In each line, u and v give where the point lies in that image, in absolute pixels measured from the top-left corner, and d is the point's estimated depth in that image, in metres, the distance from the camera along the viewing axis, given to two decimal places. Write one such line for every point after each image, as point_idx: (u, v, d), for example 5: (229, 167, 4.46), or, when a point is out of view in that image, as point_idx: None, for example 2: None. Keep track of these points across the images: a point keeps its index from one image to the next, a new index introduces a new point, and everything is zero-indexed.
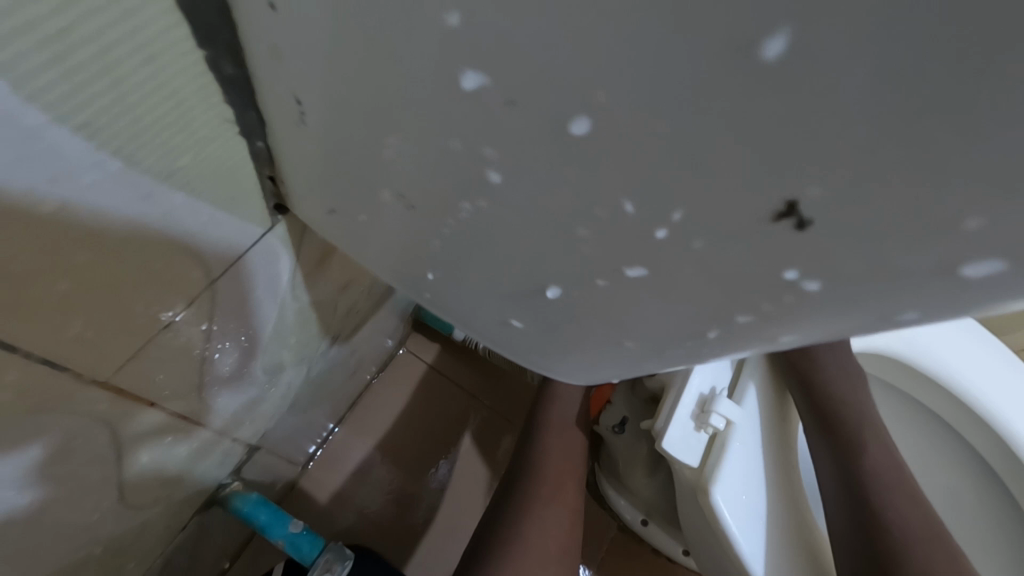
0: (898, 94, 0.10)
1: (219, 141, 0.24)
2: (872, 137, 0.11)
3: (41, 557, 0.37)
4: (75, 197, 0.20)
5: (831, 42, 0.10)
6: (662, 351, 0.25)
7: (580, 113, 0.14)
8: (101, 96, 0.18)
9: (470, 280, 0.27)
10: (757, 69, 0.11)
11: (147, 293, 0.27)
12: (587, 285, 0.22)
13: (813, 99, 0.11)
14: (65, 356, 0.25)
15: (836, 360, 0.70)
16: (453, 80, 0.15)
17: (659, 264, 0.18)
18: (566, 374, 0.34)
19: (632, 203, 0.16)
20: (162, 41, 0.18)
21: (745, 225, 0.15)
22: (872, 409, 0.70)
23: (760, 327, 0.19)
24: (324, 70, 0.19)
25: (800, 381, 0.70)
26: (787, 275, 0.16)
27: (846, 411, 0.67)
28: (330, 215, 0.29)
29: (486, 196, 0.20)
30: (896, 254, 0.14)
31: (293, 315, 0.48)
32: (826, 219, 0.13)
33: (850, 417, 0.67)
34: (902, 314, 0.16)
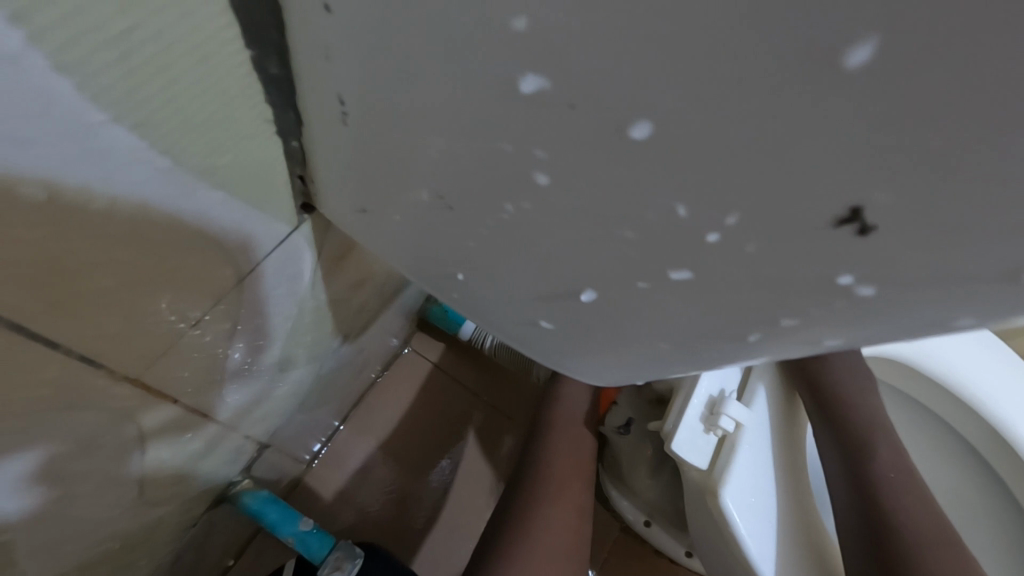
0: (984, 105, 0.10)
1: (258, 140, 0.24)
2: (949, 147, 0.11)
3: (63, 552, 0.37)
4: (124, 195, 0.20)
5: (919, 51, 0.10)
6: (693, 353, 0.25)
7: (641, 118, 0.14)
8: (157, 96, 0.18)
9: (502, 280, 0.27)
10: (839, 78, 0.11)
11: (181, 291, 0.27)
12: (627, 287, 0.22)
13: (891, 108, 0.11)
14: (100, 352, 0.25)
15: (845, 363, 0.70)
16: (510, 83, 0.15)
17: (707, 267, 0.18)
18: (590, 373, 0.34)
19: (686, 206, 0.16)
20: (216, 41, 0.18)
21: (802, 230, 0.15)
22: (881, 412, 0.70)
23: (803, 330, 0.19)
24: (372, 72, 0.19)
25: (808, 384, 0.71)
26: (842, 280, 0.16)
27: (855, 414, 0.68)
28: (362, 213, 0.30)
29: (531, 197, 0.20)
30: (960, 259, 0.14)
31: (310, 313, 0.48)
32: (890, 224, 0.14)
33: (858, 419, 0.67)
34: (955, 319, 0.16)
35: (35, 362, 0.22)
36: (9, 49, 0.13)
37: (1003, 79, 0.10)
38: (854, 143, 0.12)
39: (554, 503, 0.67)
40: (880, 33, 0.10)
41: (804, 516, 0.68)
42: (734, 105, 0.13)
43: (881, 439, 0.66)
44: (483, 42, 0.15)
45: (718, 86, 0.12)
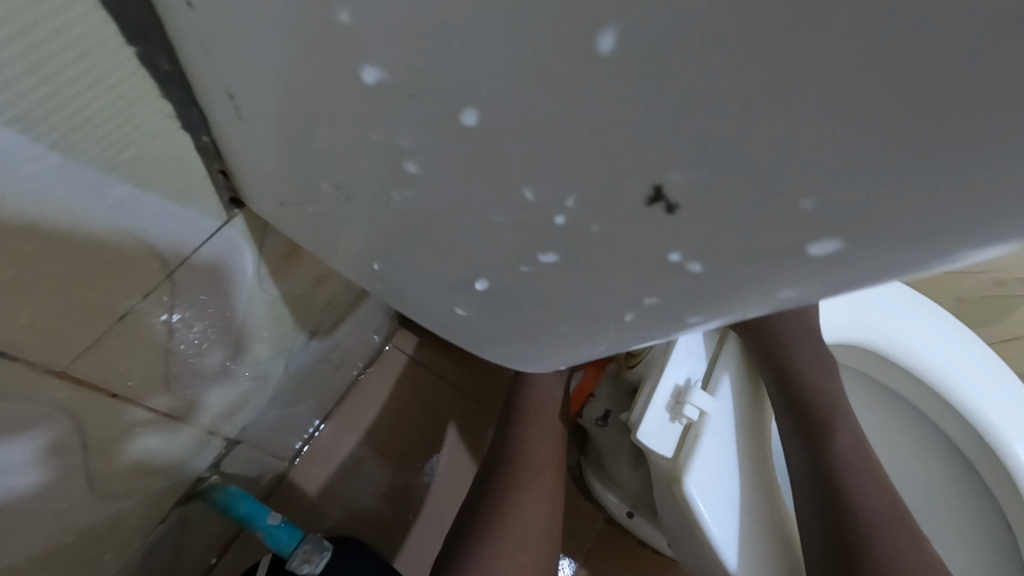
0: (723, 79, 0.11)
1: (163, 136, 0.25)
2: (706, 120, 0.12)
3: (12, 545, 0.37)
4: (14, 189, 0.20)
5: (651, 34, 0.11)
6: (593, 335, 0.26)
7: (467, 105, 0.15)
8: (34, 90, 0.18)
9: (413, 270, 0.28)
10: (601, 63, 0.12)
11: (102, 282, 0.28)
12: (512, 271, 0.22)
13: (654, 83, 0.12)
14: (16, 343, 0.26)
15: (808, 349, 0.70)
16: (355, 73, 0.16)
17: (566, 248, 0.19)
18: (524, 362, 0.35)
19: (530, 189, 0.17)
20: (91, 37, 0.19)
21: (626, 211, 0.16)
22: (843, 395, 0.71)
23: (667, 309, 0.20)
24: (247, 65, 0.19)
25: (772, 372, 0.71)
26: (672, 257, 0.17)
27: (815, 399, 0.69)
28: (282, 208, 0.30)
29: (409, 185, 0.21)
30: (760, 232, 0.15)
31: (265, 308, 0.49)
32: (689, 203, 0.15)
33: (819, 405, 0.68)
34: (780, 293, 0.17)
35: None
36: None
37: (725, 53, 0.11)
38: (638, 124, 0.13)
39: (521, 493, 0.68)
40: (616, 19, 0.11)
41: (768, 502, 0.69)
42: (534, 89, 0.14)
43: (840, 424, 0.67)
44: (321, 32, 0.16)
45: (516, 71, 0.13)
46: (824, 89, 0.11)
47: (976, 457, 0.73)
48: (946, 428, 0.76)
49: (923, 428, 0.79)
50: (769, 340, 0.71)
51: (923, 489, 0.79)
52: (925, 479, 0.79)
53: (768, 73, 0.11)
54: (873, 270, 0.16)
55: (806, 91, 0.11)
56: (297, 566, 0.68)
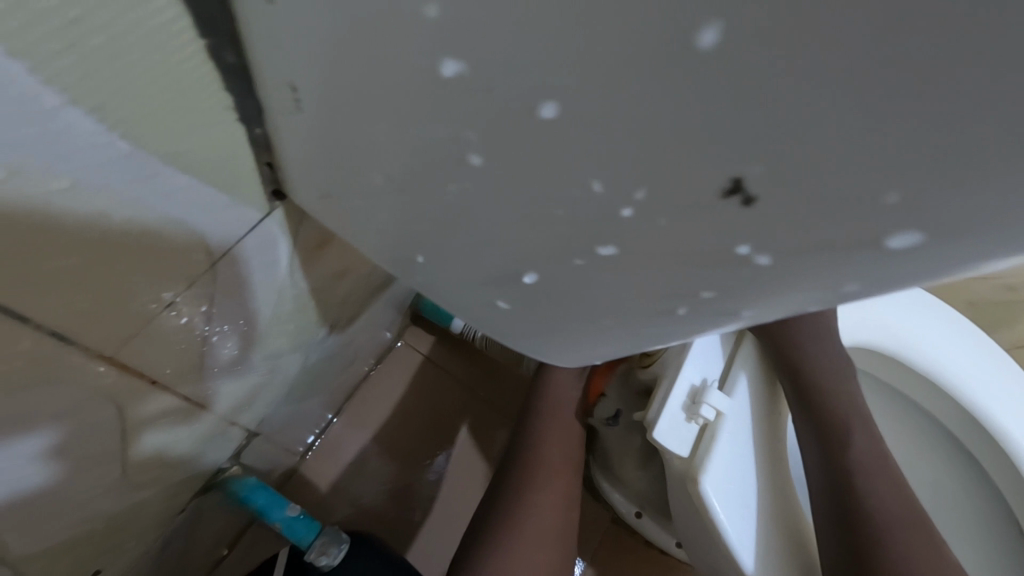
0: (821, 79, 0.11)
1: (220, 127, 0.25)
2: (797, 119, 0.12)
3: (48, 529, 0.38)
4: (85, 176, 0.21)
5: (754, 34, 0.11)
6: (636, 329, 0.26)
7: (547, 98, 0.15)
8: (109, 79, 0.19)
9: (457, 263, 0.28)
10: (697, 59, 0.12)
11: (154, 271, 0.28)
12: (564, 264, 0.23)
13: (749, 81, 0.12)
14: (73, 329, 0.26)
15: (827, 351, 0.70)
16: (434, 67, 0.17)
17: (626, 241, 0.19)
18: (554, 356, 0.36)
19: (600, 182, 0.17)
20: (165, 28, 0.19)
21: (699, 204, 0.16)
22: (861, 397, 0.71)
23: (722, 303, 0.20)
24: (315, 57, 0.20)
25: (788, 373, 0.71)
26: (740, 250, 0.17)
27: (832, 401, 0.68)
28: (323, 199, 0.31)
29: (469, 178, 0.21)
30: (834, 228, 0.15)
31: (291, 300, 0.49)
32: (768, 197, 0.15)
33: (836, 407, 0.68)
34: (844, 287, 0.18)
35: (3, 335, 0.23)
36: None
37: (830, 54, 0.11)
38: (725, 120, 0.13)
39: (538, 489, 0.68)
40: (719, 17, 0.11)
41: (782, 503, 0.69)
42: (621, 83, 0.14)
43: (857, 425, 0.67)
44: (402, 25, 0.16)
45: (606, 65, 0.13)
46: (929, 92, 0.11)
47: (989, 461, 0.73)
48: (956, 432, 0.76)
49: (935, 431, 0.79)
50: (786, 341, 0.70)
51: (934, 492, 0.79)
52: (935, 482, 0.79)
53: (869, 75, 0.11)
54: (943, 268, 0.16)
55: (909, 94, 0.11)
56: (315, 558, 0.69)
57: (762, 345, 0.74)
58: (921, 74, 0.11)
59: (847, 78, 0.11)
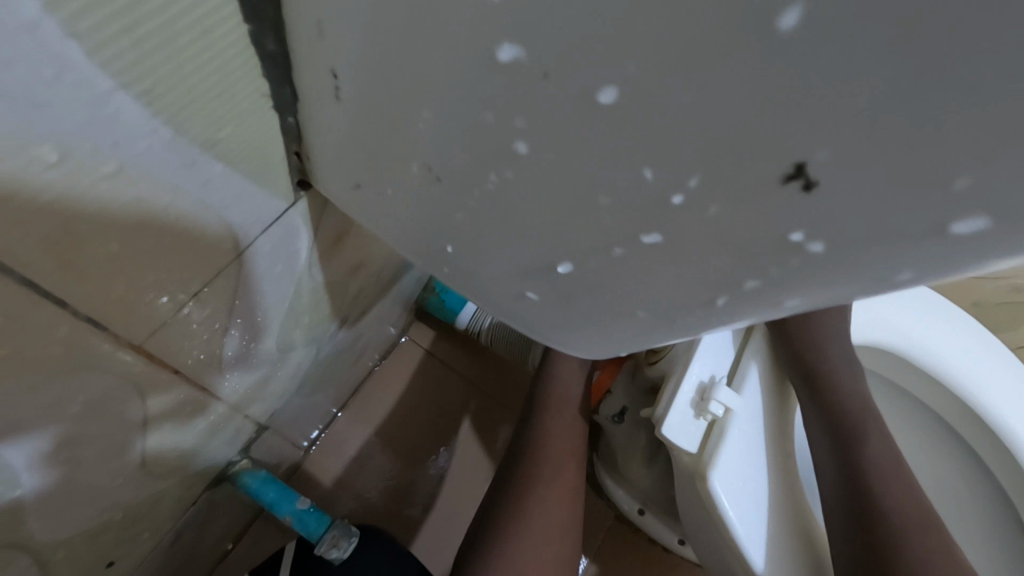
0: (902, 65, 0.11)
1: (256, 115, 0.25)
2: (871, 104, 0.12)
3: (71, 517, 0.38)
4: (131, 162, 0.21)
5: (838, 16, 0.11)
6: (669, 320, 0.26)
7: (608, 84, 0.15)
8: (162, 65, 0.19)
9: (489, 254, 0.29)
10: (775, 42, 0.12)
11: (186, 261, 0.28)
12: (603, 254, 0.23)
13: (827, 66, 0.12)
14: (106, 315, 0.26)
15: (840, 353, 0.70)
16: (490, 53, 0.17)
17: (672, 229, 0.19)
18: (576, 348, 0.36)
19: (652, 169, 0.17)
20: (216, 16, 0.19)
21: (756, 189, 0.16)
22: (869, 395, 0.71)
23: (766, 292, 0.21)
24: (362, 42, 0.20)
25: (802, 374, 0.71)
26: (793, 237, 0.17)
27: (846, 404, 0.69)
28: (354, 189, 0.31)
29: (513, 166, 0.21)
30: (896, 213, 0.15)
31: (308, 294, 0.49)
32: (830, 182, 0.15)
33: (852, 410, 0.68)
34: (897, 275, 0.18)
35: (43, 321, 0.23)
36: (27, 15, 0.15)
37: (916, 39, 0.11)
38: (796, 104, 0.13)
39: (547, 485, 0.68)
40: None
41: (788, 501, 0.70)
42: (689, 69, 0.14)
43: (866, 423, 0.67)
44: (461, 10, 0.16)
45: (676, 50, 0.13)
46: (1016, 79, 0.11)
47: (995, 461, 0.74)
48: (962, 433, 0.76)
49: (941, 431, 0.80)
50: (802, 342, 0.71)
51: (940, 491, 0.80)
52: (940, 481, 0.80)
53: (952, 63, 0.11)
54: (1004, 257, 0.16)
55: (997, 81, 0.11)
56: (326, 551, 0.69)
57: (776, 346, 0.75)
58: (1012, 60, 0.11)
59: (930, 63, 0.11)
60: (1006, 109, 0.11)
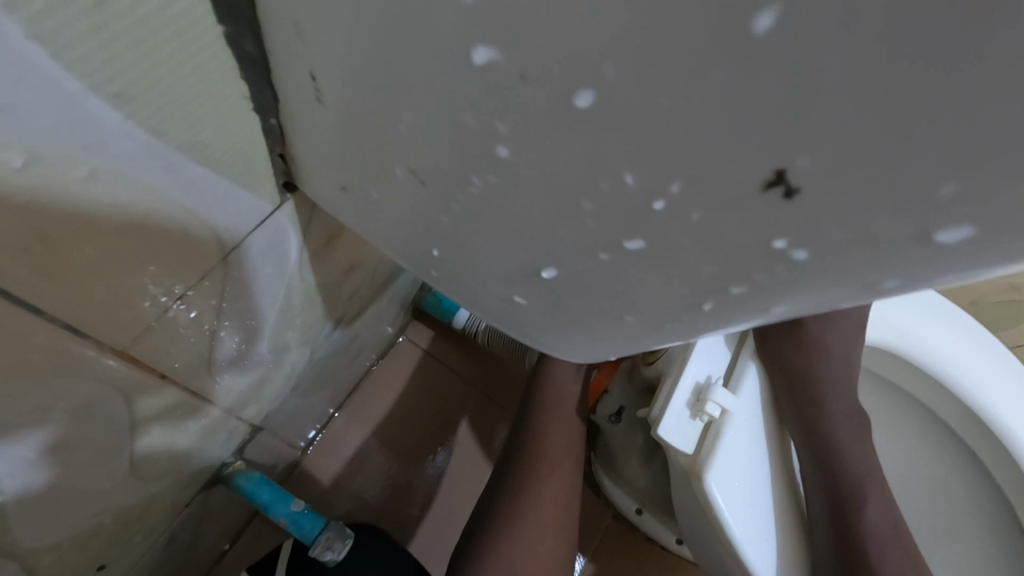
0: (881, 69, 0.11)
1: (236, 117, 0.25)
2: (852, 108, 0.12)
3: (60, 520, 0.38)
4: (103, 166, 0.20)
5: (815, 17, 0.11)
6: (657, 325, 0.26)
7: (584, 87, 0.15)
8: (130, 67, 0.18)
9: (476, 257, 0.28)
10: (750, 45, 0.12)
11: (167, 264, 0.28)
12: (588, 259, 0.23)
13: (806, 70, 0.12)
14: (85, 322, 0.26)
15: (841, 406, 0.69)
16: (465, 54, 0.16)
17: (655, 235, 0.19)
18: (567, 351, 0.36)
19: (632, 174, 0.17)
20: (187, 16, 0.19)
21: (737, 196, 0.16)
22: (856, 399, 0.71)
23: (752, 299, 0.20)
24: (337, 42, 0.19)
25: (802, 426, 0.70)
26: (777, 244, 0.17)
27: (846, 460, 0.67)
28: (339, 192, 0.30)
29: (495, 170, 0.21)
30: (881, 220, 0.15)
31: (301, 295, 0.49)
32: (812, 188, 0.14)
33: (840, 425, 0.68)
34: (885, 283, 0.17)
35: (19, 327, 0.23)
36: None
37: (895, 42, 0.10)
38: (774, 109, 0.13)
39: (541, 487, 0.68)
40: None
41: (782, 502, 0.70)
42: (665, 72, 0.13)
43: (849, 434, 0.68)
44: (435, 11, 0.15)
45: (652, 53, 0.13)
46: (1001, 83, 0.10)
47: (992, 462, 0.73)
48: (960, 433, 0.76)
49: (939, 431, 0.79)
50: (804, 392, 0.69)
51: (935, 491, 0.80)
52: (936, 481, 0.80)
53: (931, 67, 0.11)
54: (993, 265, 0.15)
55: (981, 85, 0.11)
56: (319, 553, 0.69)
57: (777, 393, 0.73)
58: (993, 64, 0.10)
59: (910, 67, 0.11)
60: (990, 114, 0.11)
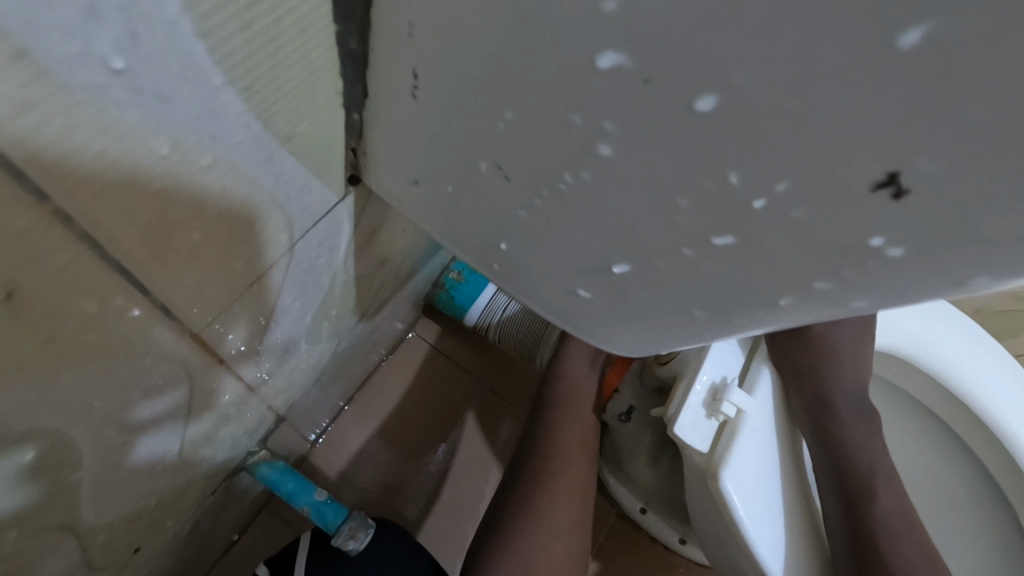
0: (1012, 86, 0.12)
1: (328, 112, 0.25)
2: (982, 121, 0.13)
3: (118, 499, 0.39)
4: (223, 155, 0.22)
5: (964, 37, 0.12)
6: (723, 319, 0.27)
7: (708, 91, 0.16)
8: (263, 62, 0.19)
9: (545, 251, 0.30)
10: (895, 59, 0.13)
11: (250, 252, 0.29)
12: (671, 254, 0.24)
13: (947, 82, 0.13)
14: (176, 304, 0.28)
15: (849, 406, 0.70)
16: (589, 59, 0.17)
17: (747, 230, 0.20)
18: (616, 344, 0.37)
19: (737, 174, 0.18)
20: (313, 15, 0.19)
21: (846, 195, 0.17)
22: (867, 397, 0.72)
23: (834, 294, 0.22)
24: (452, 42, 0.20)
25: (814, 425, 0.71)
26: (874, 242, 0.18)
27: (857, 457, 0.68)
28: (411, 185, 0.31)
29: (591, 166, 0.22)
30: (988, 221, 0.16)
31: (339, 288, 0.50)
32: (923, 189, 0.16)
33: (852, 423, 0.69)
34: (973, 280, 0.19)
35: (126, 305, 0.24)
36: (168, 15, 0.15)
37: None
38: (900, 117, 0.14)
39: (559, 482, 0.68)
40: (931, 20, 0.12)
41: (796, 501, 0.71)
42: (800, 81, 0.14)
43: (864, 432, 0.69)
44: (568, 17, 0.16)
45: (796, 66, 0.14)
46: None
47: (999, 468, 0.75)
48: (967, 438, 0.78)
49: (947, 436, 0.81)
50: (813, 395, 0.71)
51: (939, 494, 0.81)
52: (938, 483, 0.82)
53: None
54: None
55: None
56: (342, 542, 0.70)
57: (790, 397, 0.74)
58: None
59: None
60: None
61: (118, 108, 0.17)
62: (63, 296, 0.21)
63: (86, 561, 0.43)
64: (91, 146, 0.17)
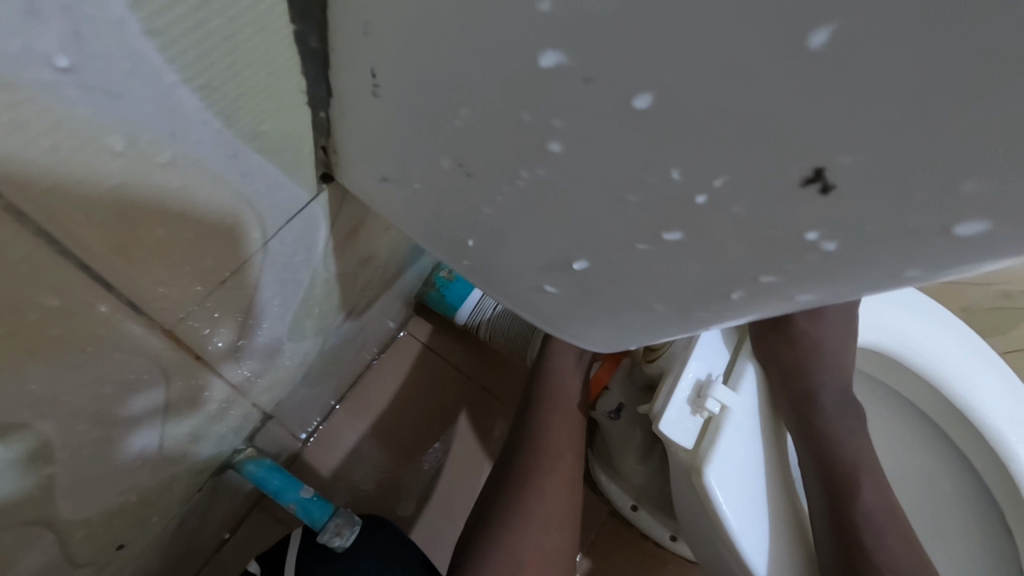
0: (913, 83, 0.13)
1: (292, 110, 0.26)
2: (891, 117, 0.14)
3: (98, 493, 0.39)
4: (183, 151, 0.22)
5: (864, 37, 0.12)
6: (685, 313, 0.28)
7: (644, 90, 0.17)
8: (218, 61, 0.20)
9: (512, 246, 0.30)
10: (807, 58, 0.13)
11: (220, 248, 0.29)
12: (628, 249, 0.24)
13: (855, 80, 0.13)
14: (144, 299, 0.28)
15: (834, 402, 0.71)
16: (532, 58, 0.18)
17: (694, 226, 0.21)
18: (590, 341, 0.37)
19: (678, 170, 0.19)
20: (268, 15, 0.20)
21: (779, 191, 0.18)
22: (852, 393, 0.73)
23: (781, 287, 0.22)
24: (405, 40, 0.21)
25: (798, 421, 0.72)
26: (809, 236, 0.19)
27: (840, 452, 0.69)
28: (381, 183, 0.32)
29: (546, 163, 0.22)
30: (911, 213, 0.16)
31: (322, 285, 0.50)
32: (847, 183, 0.16)
33: (837, 420, 0.70)
34: (908, 272, 0.19)
35: (91, 300, 0.25)
36: (113, 15, 0.16)
37: (951, 60, 0.12)
38: (817, 115, 0.15)
39: (543, 478, 0.69)
40: (835, 21, 0.12)
41: (780, 496, 0.72)
42: (723, 78, 0.15)
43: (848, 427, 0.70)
44: (508, 16, 0.17)
45: (718, 64, 0.15)
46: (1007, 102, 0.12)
47: (981, 462, 0.76)
48: (951, 433, 0.78)
49: (931, 432, 0.82)
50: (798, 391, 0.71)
51: (924, 489, 0.82)
52: (923, 479, 0.82)
53: (977, 87, 0.12)
54: (1001, 257, 0.17)
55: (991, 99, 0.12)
56: (328, 539, 0.70)
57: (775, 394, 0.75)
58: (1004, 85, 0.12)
59: (958, 83, 0.12)
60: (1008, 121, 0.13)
61: (67, 105, 0.17)
62: (24, 290, 0.21)
63: (67, 556, 0.43)
64: (41, 143, 0.17)
